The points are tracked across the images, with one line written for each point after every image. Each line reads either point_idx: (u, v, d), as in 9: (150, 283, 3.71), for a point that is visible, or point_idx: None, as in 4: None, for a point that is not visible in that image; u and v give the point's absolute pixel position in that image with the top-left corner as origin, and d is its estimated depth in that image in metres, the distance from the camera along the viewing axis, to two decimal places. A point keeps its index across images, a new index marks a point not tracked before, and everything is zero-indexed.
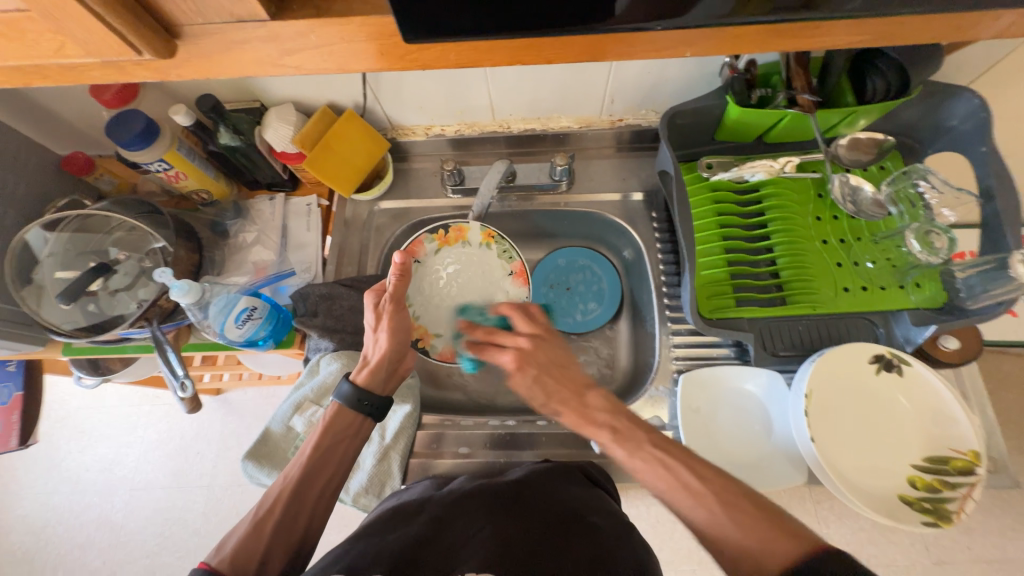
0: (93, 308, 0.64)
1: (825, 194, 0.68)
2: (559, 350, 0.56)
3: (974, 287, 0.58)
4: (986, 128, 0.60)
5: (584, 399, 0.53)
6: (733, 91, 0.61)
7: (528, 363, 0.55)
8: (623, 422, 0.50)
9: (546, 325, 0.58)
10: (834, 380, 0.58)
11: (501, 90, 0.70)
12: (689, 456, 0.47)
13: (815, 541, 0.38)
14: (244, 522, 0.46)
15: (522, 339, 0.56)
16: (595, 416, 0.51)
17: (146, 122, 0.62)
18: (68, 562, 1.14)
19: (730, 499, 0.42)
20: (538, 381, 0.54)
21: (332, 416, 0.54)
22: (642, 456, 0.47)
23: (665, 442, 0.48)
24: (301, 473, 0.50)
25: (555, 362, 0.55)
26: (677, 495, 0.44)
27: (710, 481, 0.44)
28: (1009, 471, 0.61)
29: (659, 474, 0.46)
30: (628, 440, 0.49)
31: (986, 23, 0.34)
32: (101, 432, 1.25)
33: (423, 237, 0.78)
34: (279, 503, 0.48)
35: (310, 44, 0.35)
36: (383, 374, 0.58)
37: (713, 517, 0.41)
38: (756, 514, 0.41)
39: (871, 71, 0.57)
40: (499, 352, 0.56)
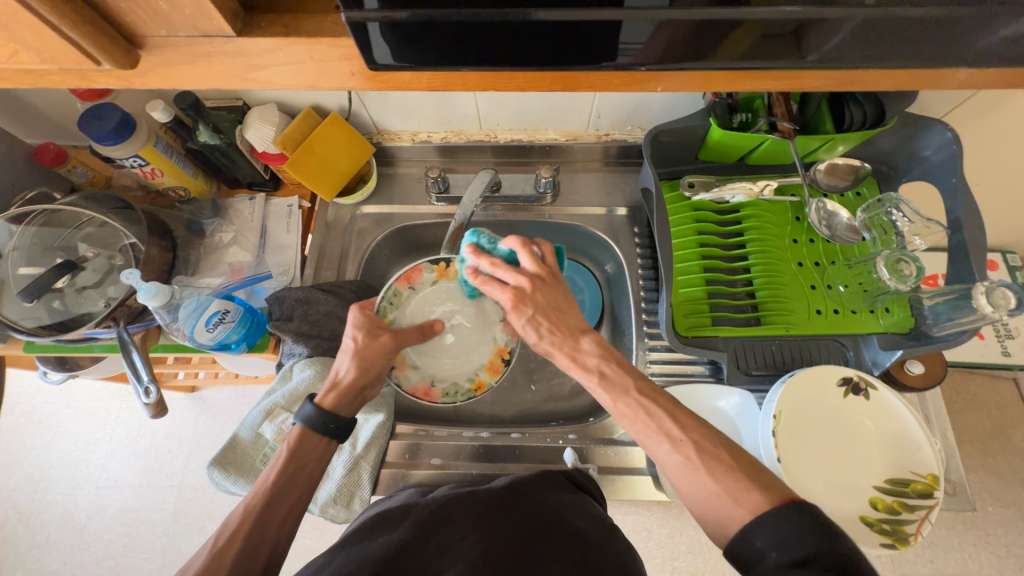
0: (58, 305, 0.62)
1: (802, 218, 0.69)
2: (560, 293, 0.53)
3: (939, 315, 0.60)
4: (955, 161, 0.61)
5: (578, 342, 0.50)
6: (714, 114, 0.63)
7: (523, 301, 0.52)
8: (612, 367, 0.48)
9: (553, 270, 0.54)
10: (805, 402, 0.59)
11: (487, 101, 0.70)
12: (673, 405, 0.45)
13: (785, 493, 0.38)
14: (202, 552, 0.45)
15: (525, 279, 0.52)
16: (585, 360, 0.49)
17: (121, 117, 0.60)
18: (27, 562, 1.10)
19: (708, 450, 0.42)
20: (532, 321, 0.51)
21: (297, 439, 0.53)
22: (627, 401, 0.46)
23: (652, 389, 0.47)
24: (264, 500, 0.49)
25: (553, 304, 0.52)
26: (655, 441, 0.44)
27: (690, 428, 0.43)
28: (967, 494, 0.64)
29: (641, 419, 0.45)
30: (614, 385, 0.47)
31: (935, 77, 0.36)
32: (68, 428, 1.21)
33: (423, 266, 0.70)
34: (241, 532, 0.46)
35: (279, 60, 0.35)
36: (350, 396, 0.57)
37: (688, 465, 0.42)
38: (735, 469, 0.40)
39: (849, 101, 0.59)
40: (495, 286, 0.53)
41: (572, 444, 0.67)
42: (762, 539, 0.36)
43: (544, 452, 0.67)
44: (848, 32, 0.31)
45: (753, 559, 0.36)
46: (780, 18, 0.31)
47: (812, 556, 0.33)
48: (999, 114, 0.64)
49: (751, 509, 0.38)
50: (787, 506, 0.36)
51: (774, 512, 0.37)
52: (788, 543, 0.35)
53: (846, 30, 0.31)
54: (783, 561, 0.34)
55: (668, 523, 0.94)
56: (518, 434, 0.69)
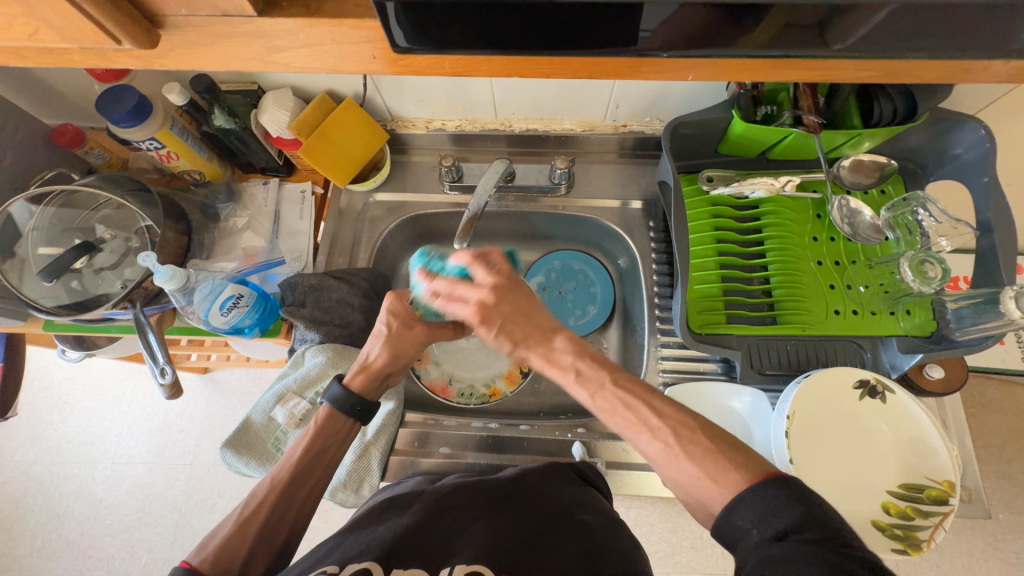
0: (77, 285, 0.63)
1: (824, 215, 0.67)
2: (523, 297, 0.51)
3: (964, 318, 0.58)
4: (989, 160, 0.59)
5: (551, 342, 0.49)
6: (738, 106, 0.61)
7: (488, 314, 0.50)
8: (586, 364, 0.46)
9: (510, 274, 0.52)
10: (819, 404, 0.58)
11: (503, 89, 0.69)
12: (650, 394, 0.44)
13: (764, 470, 0.37)
14: (229, 521, 0.47)
15: (485, 291, 0.50)
16: (559, 359, 0.48)
17: (138, 99, 0.60)
18: (46, 532, 1.14)
19: (687, 435, 0.40)
20: (503, 331, 0.49)
21: (324, 420, 0.54)
22: (605, 396, 0.44)
23: (628, 380, 0.45)
24: (290, 476, 0.50)
25: (518, 311, 0.50)
26: (635, 431, 0.42)
27: (666, 414, 0.42)
28: (983, 502, 0.62)
29: (619, 413, 0.43)
30: (590, 382, 0.46)
31: (978, 69, 0.34)
32: (85, 404, 1.24)
33: None
34: (266, 505, 0.48)
35: (299, 42, 0.35)
36: (376, 381, 0.57)
37: (668, 450, 0.40)
38: (714, 451, 0.39)
39: (879, 95, 0.56)
40: (456, 304, 0.52)
41: (580, 437, 0.67)
42: (743, 517, 0.35)
43: (551, 444, 0.67)
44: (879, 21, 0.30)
45: (736, 538, 0.35)
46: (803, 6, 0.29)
47: (790, 529, 0.32)
48: None
49: (729, 489, 0.37)
50: (765, 481, 0.35)
51: (753, 487, 0.35)
52: (765, 518, 0.34)
53: (877, 17, 0.30)
54: (763, 537, 0.33)
55: (672, 519, 0.94)
56: (526, 427, 0.69)
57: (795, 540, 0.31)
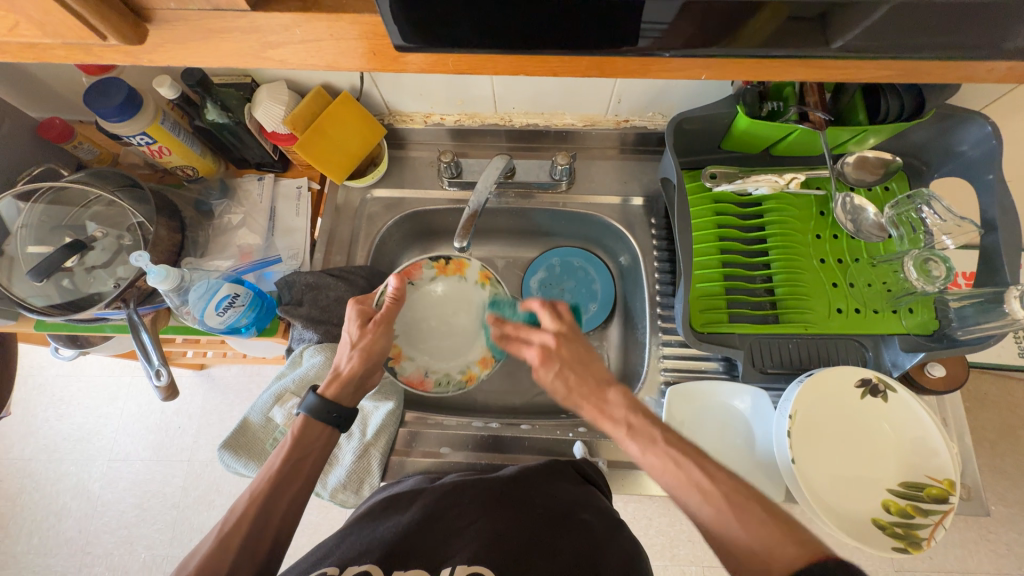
0: (68, 284, 0.62)
1: (827, 213, 0.67)
2: (584, 350, 0.57)
3: (966, 318, 0.58)
4: (995, 157, 0.58)
5: (605, 395, 0.53)
6: (744, 102, 0.60)
7: (551, 358, 0.56)
8: (639, 419, 0.51)
9: (576, 325, 0.59)
10: (821, 402, 0.58)
11: (504, 83, 0.68)
12: (703, 456, 0.47)
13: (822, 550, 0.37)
14: (209, 537, 0.46)
15: (548, 337, 0.57)
16: (613, 412, 0.52)
17: (127, 93, 0.58)
18: (44, 529, 1.13)
19: (741, 503, 0.42)
20: (560, 375, 0.56)
21: (300, 429, 0.54)
22: (656, 452, 0.48)
23: (680, 440, 0.48)
24: (269, 486, 0.50)
25: (578, 359, 0.56)
26: (686, 492, 0.45)
27: (721, 480, 0.44)
28: (982, 500, 0.63)
29: (669, 470, 0.46)
30: (641, 436, 0.49)
31: (992, 66, 0.33)
32: (81, 401, 1.23)
33: (422, 261, 0.68)
34: (246, 519, 0.47)
35: (294, 37, 0.33)
36: (350, 387, 0.57)
37: (721, 515, 0.42)
38: (770, 523, 0.41)
39: (885, 91, 0.55)
40: (525, 347, 0.59)
41: (582, 436, 0.67)
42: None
43: (552, 444, 0.67)
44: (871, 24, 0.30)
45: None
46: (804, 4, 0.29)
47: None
48: None
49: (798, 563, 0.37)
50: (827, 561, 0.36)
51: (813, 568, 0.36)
52: None
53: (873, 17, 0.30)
54: None
55: (670, 513, 0.95)
56: (527, 426, 0.68)
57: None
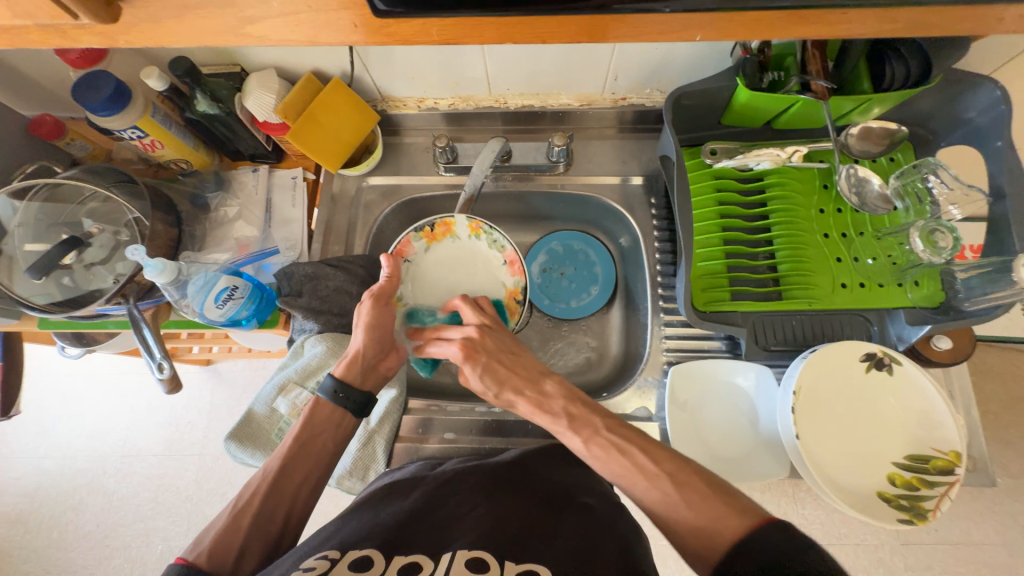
0: (68, 282, 0.62)
1: (830, 186, 0.65)
2: (506, 338, 0.60)
3: (973, 288, 0.57)
4: (1004, 123, 0.57)
5: (540, 386, 0.55)
6: (744, 73, 0.58)
7: (475, 350, 0.58)
8: (579, 408, 0.52)
9: (493, 318, 0.63)
10: (824, 378, 0.58)
11: (497, 64, 0.66)
12: (645, 441, 0.49)
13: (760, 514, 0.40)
14: (224, 514, 0.48)
15: (471, 329, 0.59)
16: (551, 405, 0.53)
17: (116, 86, 0.58)
18: (62, 524, 1.16)
19: (677, 478, 0.44)
20: (487, 369, 0.57)
21: (312, 409, 0.55)
22: (599, 441, 0.49)
23: (623, 428, 0.50)
24: (281, 466, 0.51)
25: (502, 348, 0.59)
26: (632, 479, 0.46)
27: (664, 462, 0.46)
28: (989, 471, 0.63)
29: (614, 459, 0.47)
30: (582, 428, 0.51)
31: (994, 13, 0.32)
32: (91, 399, 1.24)
33: (409, 236, 0.70)
34: (259, 496, 0.49)
35: (274, 12, 0.32)
36: (362, 368, 0.58)
37: (666, 497, 0.43)
38: (709, 495, 0.43)
39: (890, 57, 0.54)
40: (446, 343, 0.60)
41: None
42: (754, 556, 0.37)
43: None
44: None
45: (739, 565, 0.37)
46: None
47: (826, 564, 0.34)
48: None
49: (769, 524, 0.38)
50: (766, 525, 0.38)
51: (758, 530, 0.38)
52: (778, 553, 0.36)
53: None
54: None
55: None
56: None
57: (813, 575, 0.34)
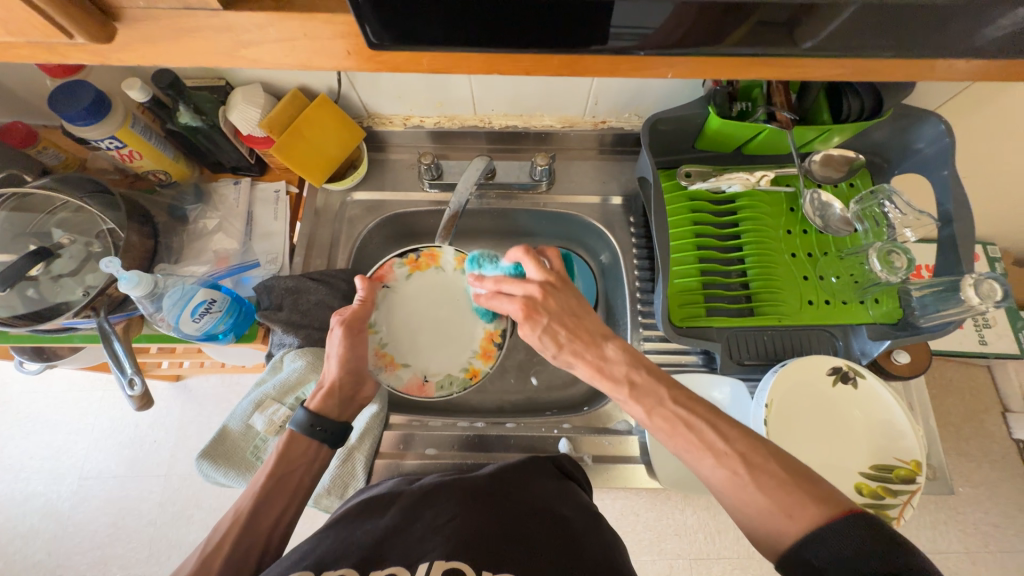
0: (33, 294, 0.59)
1: (796, 209, 0.69)
2: (571, 298, 0.56)
3: (927, 306, 0.61)
4: (948, 154, 0.62)
5: (603, 350, 0.54)
6: (714, 103, 0.62)
7: (537, 311, 0.55)
8: (641, 376, 0.51)
9: (560, 275, 0.58)
10: (795, 390, 0.60)
11: (482, 86, 0.69)
12: (714, 416, 0.47)
13: (847, 506, 0.39)
14: (193, 556, 0.46)
15: (532, 287, 0.56)
16: (612, 370, 0.52)
17: (96, 96, 0.57)
18: (9, 553, 1.08)
19: (757, 463, 0.43)
20: (548, 329, 0.55)
21: (288, 443, 0.54)
22: (663, 414, 0.48)
23: (689, 400, 0.49)
24: (253, 504, 0.50)
25: (567, 310, 0.56)
26: (698, 455, 0.45)
27: (735, 440, 0.44)
28: (947, 479, 0.66)
29: (679, 432, 0.47)
30: (647, 397, 0.50)
31: (928, 63, 0.36)
32: (49, 417, 1.18)
33: (392, 262, 0.70)
34: (230, 537, 0.47)
35: (270, 36, 0.33)
36: (338, 400, 0.59)
37: (735, 479, 0.42)
38: (789, 483, 0.41)
39: (846, 91, 0.58)
40: (504, 299, 0.57)
41: (567, 433, 0.68)
42: (819, 553, 0.36)
43: (537, 441, 0.67)
44: (841, 23, 0.32)
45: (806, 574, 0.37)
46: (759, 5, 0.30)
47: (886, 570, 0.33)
48: (993, 106, 0.64)
49: (807, 523, 0.38)
50: (851, 519, 0.37)
51: (835, 524, 0.37)
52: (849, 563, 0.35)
53: (843, 16, 0.32)
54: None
55: (656, 507, 0.96)
56: (513, 424, 0.69)
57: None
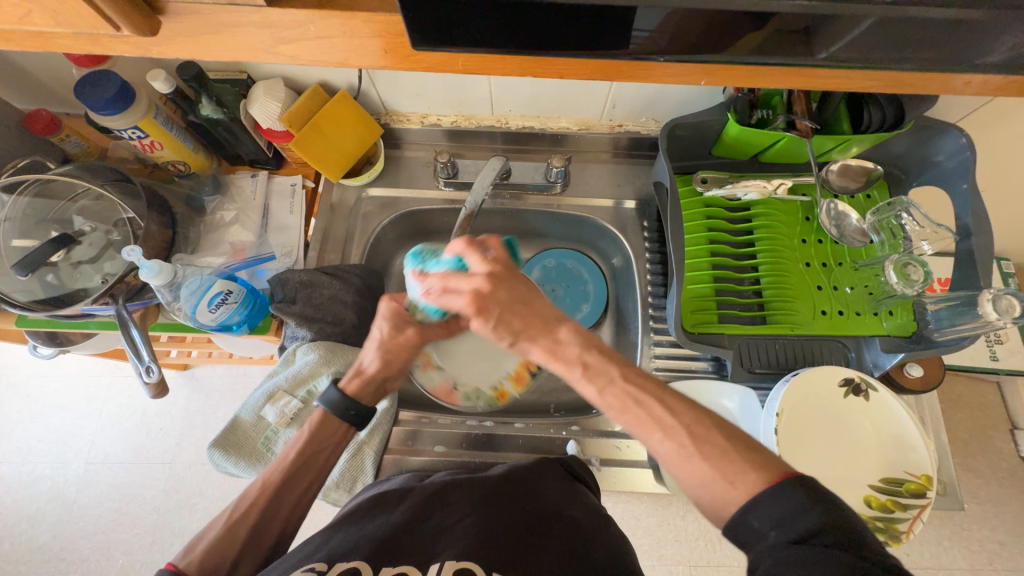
0: (52, 279, 0.60)
1: (812, 218, 0.69)
2: (519, 285, 0.49)
3: (942, 320, 0.61)
4: (968, 168, 0.62)
5: (555, 334, 0.47)
6: (735, 109, 0.62)
7: (487, 304, 0.48)
8: (595, 358, 0.45)
9: (506, 263, 0.51)
10: (805, 401, 0.60)
11: (501, 87, 0.69)
12: (661, 390, 0.42)
13: (783, 469, 0.36)
14: (219, 520, 0.47)
15: (479, 279, 0.48)
16: (565, 353, 0.46)
17: (120, 87, 0.58)
18: (15, 534, 1.09)
19: (702, 434, 0.39)
20: (501, 321, 0.48)
21: (319, 423, 0.54)
22: (614, 392, 0.42)
23: (639, 376, 0.43)
24: (280, 480, 0.50)
25: (516, 298, 0.49)
26: (646, 429, 0.41)
27: (681, 413, 0.40)
28: (957, 495, 0.66)
29: (630, 411, 0.41)
30: (598, 377, 0.44)
31: (959, 77, 0.35)
32: (58, 401, 1.19)
33: None
34: (256, 509, 0.48)
35: (309, 34, 0.34)
36: (373, 388, 0.56)
37: (681, 450, 0.39)
38: (730, 452, 0.38)
39: (870, 103, 0.58)
40: (451, 296, 0.49)
41: (575, 435, 0.68)
42: (761, 519, 0.34)
43: (545, 442, 0.68)
44: (862, 31, 0.31)
45: (750, 540, 0.35)
46: (792, 14, 0.30)
47: (815, 531, 0.32)
48: (1016, 121, 0.64)
49: (746, 491, 0.35)
50: (787, 481, 0.35)
51: (773, 489, 0.35)
52: (783, 522, 0.33)
53: (860, 27, 0.31)
54: (782, 539, 0.33)
55: (659, 513, 0.96)
56: (521, 424, 0.69)
57: (817, 545, 0.31)
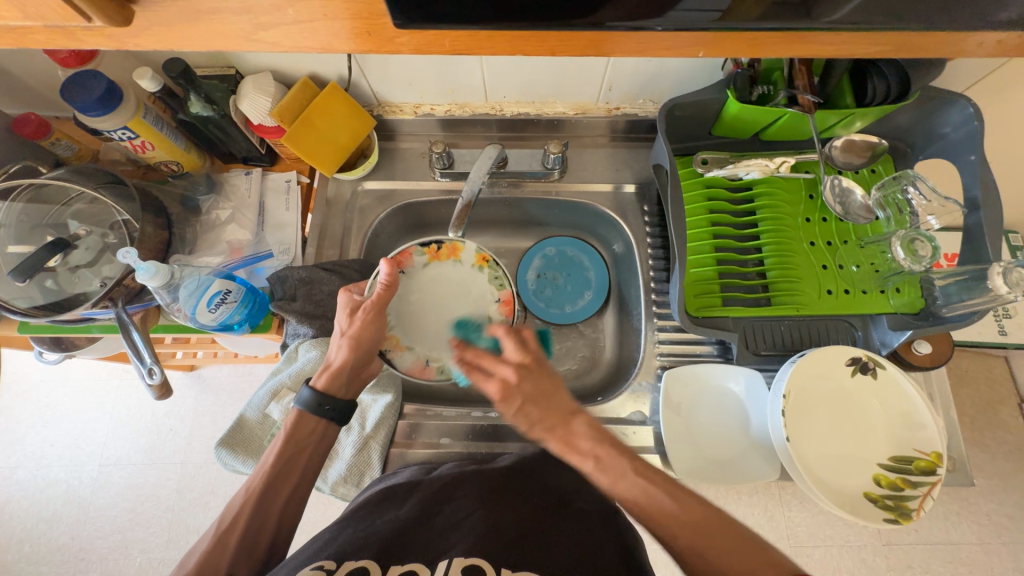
0: (52, 285, 0.60)
1: (816, 196, 0.68)
2: (547, 379, 0.52)
3: (951, 296, 0.60)
4: (975, 139, 0.60)
5: (572, 426, 0.49)
6: (734, 86, 0.60)
7: (510, 392, 0.50)
8: (607, 450, 0.47)
9: (537, 356, 0.53)
10: (813, 381, 0.59)
11: (494, 73, 0.68)
12: (672, 485, 0.46)
13: (790, 568, 0.40)
14: (207, 536, 0.48)
15: (509, 369, 0.51)
16: (579, 444, 0.48)
17: (107, 87, 0.57)
18: (34, 537, 1.11)
19: (712, 530, 0.43)
20: (522, 411, 0.50)
21: (295, 423, 0.54)
22: (626, 486, 0.46)
23: (648, 467, 0.47)
24: (263, 485, 0.50)
25: (540, 391, 0.51)
26: (657, 522, 0.44)
27: (690, 509, 0.44)
28: (967, 471, 0.65)
29: (642, 505, 0.45)
30: (611, 469, 0.47)
31: (968, 38, 0.34)
32: (69, 406, 1.20)
33: (412, 248, 0.68)
34: (242, 517, 0.48)
35: (288, 18, 0.33)
36: (344, 380, 0.58)
37: (693, 546, 0.42)
38: (744, 548, 0.41)
39: (873, 74, 0.56)
40: (479, 377, 0.52)
41: None
42: None
43: None
44: None
45: None
46: None
47: None
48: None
49: None
50: None
51: None
52: None
53: None
54: None
55: None
56: None
57: None
